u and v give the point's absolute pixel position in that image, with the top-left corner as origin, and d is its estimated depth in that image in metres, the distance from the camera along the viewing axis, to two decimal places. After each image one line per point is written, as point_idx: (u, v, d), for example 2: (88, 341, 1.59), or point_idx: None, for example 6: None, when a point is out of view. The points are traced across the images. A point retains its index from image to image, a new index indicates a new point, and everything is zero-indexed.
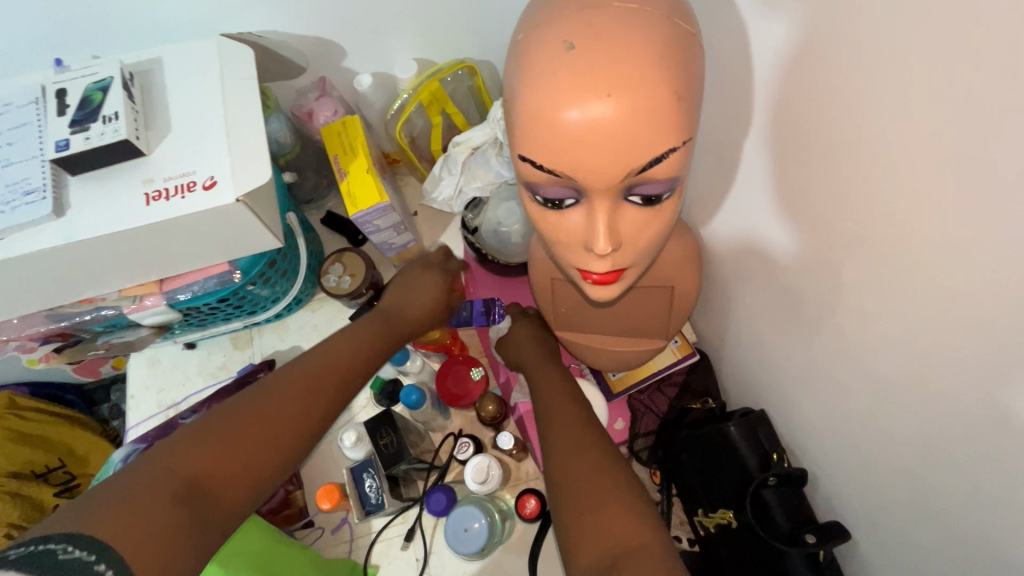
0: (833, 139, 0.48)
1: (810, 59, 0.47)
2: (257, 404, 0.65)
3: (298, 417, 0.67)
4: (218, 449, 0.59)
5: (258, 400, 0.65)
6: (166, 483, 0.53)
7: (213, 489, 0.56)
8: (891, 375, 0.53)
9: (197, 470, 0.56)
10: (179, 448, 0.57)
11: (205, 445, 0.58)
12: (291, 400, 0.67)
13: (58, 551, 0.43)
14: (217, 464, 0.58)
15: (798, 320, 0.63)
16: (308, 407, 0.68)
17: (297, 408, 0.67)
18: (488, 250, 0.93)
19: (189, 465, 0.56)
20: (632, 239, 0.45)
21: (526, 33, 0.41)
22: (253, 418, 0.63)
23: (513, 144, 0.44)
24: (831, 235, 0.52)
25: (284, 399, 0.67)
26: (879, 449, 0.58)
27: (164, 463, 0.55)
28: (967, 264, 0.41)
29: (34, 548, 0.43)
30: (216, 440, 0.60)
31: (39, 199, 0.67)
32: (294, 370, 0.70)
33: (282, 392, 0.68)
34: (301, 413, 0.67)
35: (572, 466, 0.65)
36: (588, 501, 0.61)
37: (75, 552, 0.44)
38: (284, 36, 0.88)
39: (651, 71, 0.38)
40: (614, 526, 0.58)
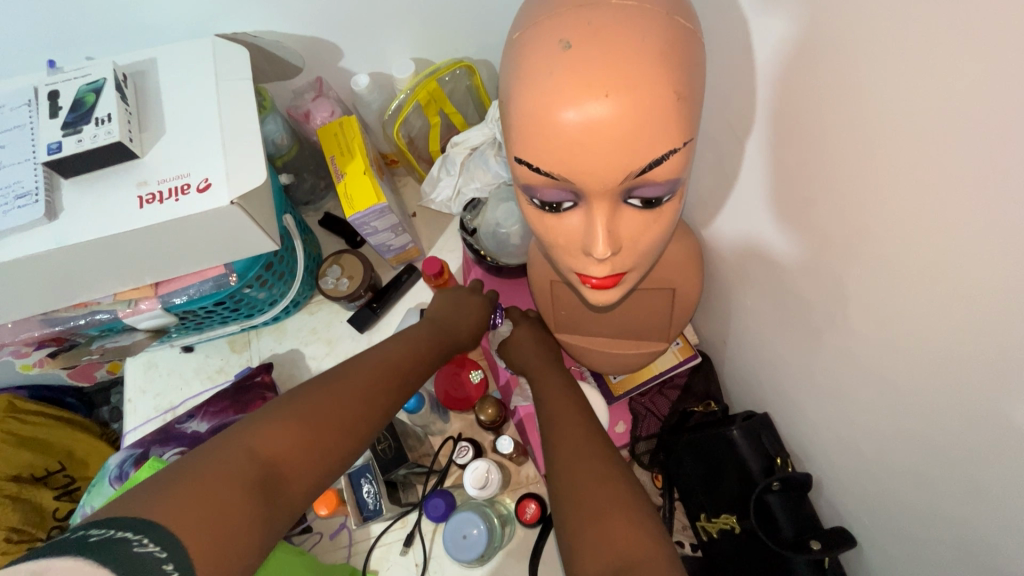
0: (835, 139, 0.46)
1: (810, 56, 0.46)
2: (330, 393, 0.60)
3: (373, 410, 0.62)
4: (296, 438, 0.54)
5: (331, 390, 0.61)
6: (246, 469, 0.49)
7: (284, 480, 0.51)
8: (895, 379, 0.52)
9: (273, 455, 0.52)
10: (261, 432, 0.52)
11: (282, 431, 0.53)
12: (367, 392, 0.63)
13: (132, 542, 0.39)
14: (291, 452, 0.53)
15: (801, 322, 0.62)
16: (378, 398, 0.64)
17: (372, 401, 0.62)
18: (487, 252, 0.91)
19: (263, 451, 0.51)
20: (631, 243, 0.44)
21: (523, 31, 0.40)
22: (327, 407, 0.58)
23: (509, 146, 0.43)
24: (834, 237, 0.51)
25: (354, 392, 0.62)
26: (883, 454, 0.57)
27: (246, 446, 0.51)
28: (972, 267, 0.40)
29: (109, 533, 0.39)
30: (291, 425, 0.55)
31: (31, 203, 0.66)
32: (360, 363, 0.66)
33: (364, 385, 0.63)
34: (376, 408, 0.62)
35: (574, 476, 0.64)
36: (590, 511, 0.60)
37: (148, 545, 0.40)
38: (280, 36, 0.87)
39: (650, 69, 0.37)
40: (614, 537, 0.57)
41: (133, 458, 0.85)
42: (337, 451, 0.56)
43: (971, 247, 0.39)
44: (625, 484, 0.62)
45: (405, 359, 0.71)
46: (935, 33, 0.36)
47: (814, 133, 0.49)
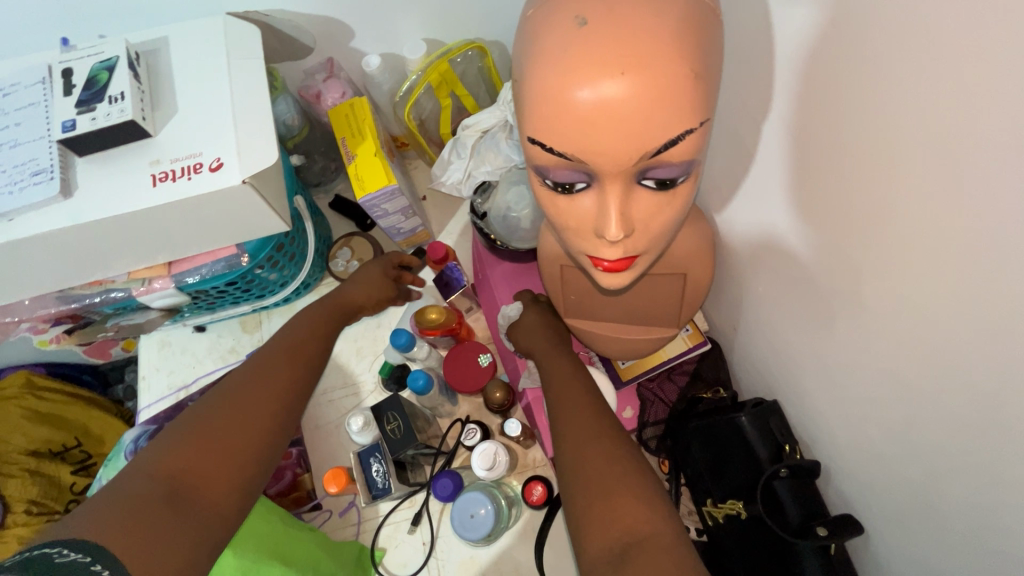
0: (849, 123, 0.46)
1: (827, 38, 0.45)
2: (230, 397, 0.63)
3: (272, 404, 0.65)
4: (198, 448, 0.57)
5: (230, 394, 0.64)
6: (150, 487, 0.52)
7: (199, 483, 0.55)
8: (906, 367, 0.51)
9: (180, 469, 0.55)
10: (161, 449, 0.56)
11: (188, 442, 0.57)
12: (266, 391, 0.65)
13: (53, 555, 0.44)
14: (199, 463, 0.56)
15: (812, 310, 0.61)
16: (279, 396, 0.66)
17: (272, 396, 0.65)
18: (496, 236, 0.88)
19: (171, 463, 0.55)
20: (644, 225, 0.43)
21: (536, 9, 0.40)
22: (229, 412, 0.61)
23: (522, 126, 0.42)
24: (846, 223, 0.50)
25: (252, 393, 0.64)
26: (896, 445, 0.56)
27: (146, 467, 0.54)
28: (996, 256, 0.38)
29: (31, 554, 0.44)
30: (198, 435, 0.58)
31: (47, 179, 0.67)
32: (274, 360, 0.70)
33: (257, 381, 0.66)
34: (275, 401, 0.65)
35: (581, 462, 0.63)
36: (598, 492, 0.60)
37: (71, 554, 0.45)
38: (292, 15, 0.86)
39: (668, 47, 0.36)
40: (622, 518, 0.57)
41: (148, 432, 0.86)
42: (245, 445, 0.60)
43: (987, 237, 0.38)
44: (632, 466, 0.62)
45: None
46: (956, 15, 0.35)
47: (830, 119, 0.48)
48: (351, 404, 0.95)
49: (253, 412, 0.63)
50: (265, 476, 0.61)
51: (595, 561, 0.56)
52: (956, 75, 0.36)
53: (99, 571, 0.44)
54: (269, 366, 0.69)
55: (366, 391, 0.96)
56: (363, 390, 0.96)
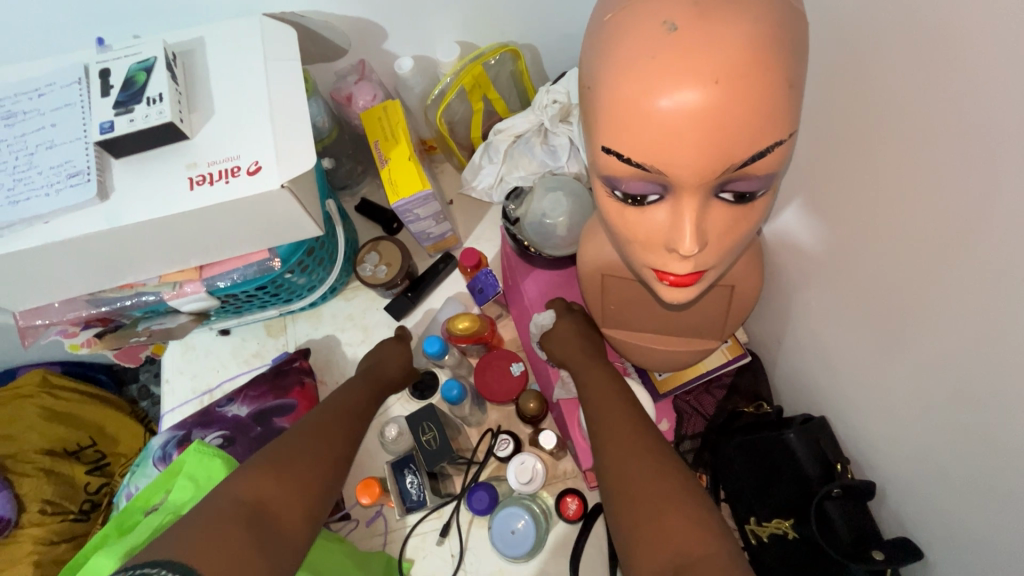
0: (933, 134, 0.44)
1: (920, 42, 0.43)
2: (298, 437, 0.64)
3: (335, 446, 0.66)
4: (274, 480, 0.57)
5: (297, 435, 0.65)
6: (233, 510, 0.51)
7: (274, 513, 0.54)
8: (972, 389, 0.49)
9: (256, 497, 0.54)
10: (243, 476, 0.56)
11: (267, 473, 0.57)
12: (330, 433, 0.67)
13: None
14: (273, 492, 0.56)
15: (870, 325, 0.59)
16: (340, 439, 0.67)
17: (335, 439, 0.67)
18: (529, 243, 0.85)
19: (252, 490, 0.54)
20: (718, 240, 0.41)
21: (615, 14, 0.38)
22: (297, 448, 0.62)
23: (594, 135, 0.41)
24: (920, 239, 0.49)
25: (315, 435, 0.65)
26: (957, 470, 0.54)
27: (231, 491, 0.54)
28: None
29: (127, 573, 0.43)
30: (273, 467, 0.58)
31: (84, 181, 0.66)
32: (330, 407, 0.72)
33: (322, 427, 0.67)
34: (336, 442, 0.67)
35: (626, 482, 0.59)
36: (646, 511, 0.55)
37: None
38: (328, 16, 0.85)
39: (762, 57, 0.35)
40: (672, 536, 0.52)
41: (176, 440, 0.87)
42: (313, 479, 0.60)
43: None
44: (676, 482, 0.57)
45: None
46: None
47: (912, 129, 0.46)
48: (378, 412, 0.93)
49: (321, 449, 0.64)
50: (325, 503, 0.61)
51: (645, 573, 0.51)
52: None
53: None
54: (329, 413, 0.71)
55: (393, 399, 0.94)
56: (390, 398, 0.94)
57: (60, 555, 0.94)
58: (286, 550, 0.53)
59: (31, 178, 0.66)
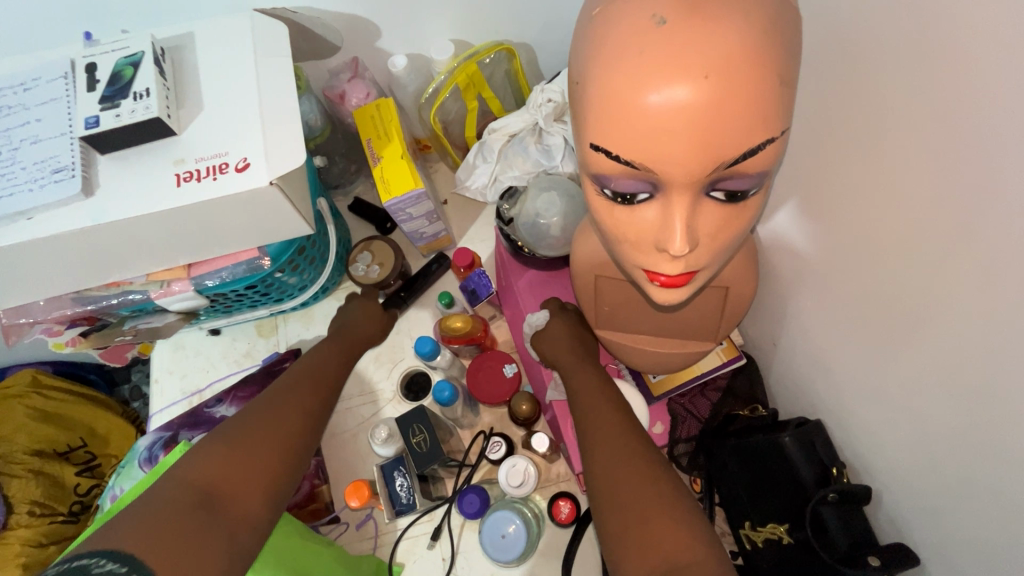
0: (929, 131, 0.43)
1: (919, 38, 0.42)
2: (258, 406, 0.62)
3: (300, 410, 0.64)
4: (225, 459, 0.55)
5: (259, 403, 0.63)
6: (184, 495, 0.51)
7: (228, 494, 0.53)
8: (969, 391, 0.48)
9: (209, 478, 0.53)
10: (195, 458, 0.55)
11: (222, 451, 0.56)
12: (291, 396, 0.65)
13: (92, 566, 0.44)
14: (229, 471, 0.55)
15: (866, 328, 0.58)
16: (307, 403, 0.66)
17: (297, 401, 0.65)
18: (523, 243, 0.84)
19: (203, 472, 0.54)
20: (710, 240, 0.40)
21: (604, 8, 0.37)
22: (252, 420, 0.60)
23: (582, 132, 0.40)
24: (917, 239, 0.48)
25: (276, 403, 0.63)
26: (955, 476, 0.53)
27: (181, 476, 0.53)
28: None
29: (69, 564, 0.44)
30: (231, 445, 0.57)
31: (68, 177, 0.65)
32: (296, 371, 0.70)
33: (285, 395, 0.65)
34: (302, 404, 0.65)
35: (610, 476, 0.57)
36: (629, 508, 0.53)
37: (109, 564, 0.44)
38: (320, 12, 0.84)
39: (757, 51, 0.34)
40: (662, 542, 0.50)
41: (162, 441, 0.86)
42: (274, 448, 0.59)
43: None
44: (665, 485, 0.55)
45: None
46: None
47: (909, 127, 0.45)
48: (369, 414, 0.92)
49: (283, 417, 0.62)
50: (294, 471, 0.60)
51: None
52: None
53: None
54: (299, 380, 0.68)
55: (384, 400, 0.93)
56: (382, 399, 0.93)
57: (48, 558, 0.92)
58: (250, 532, 0.53)
59: (14, 173, 0.65)
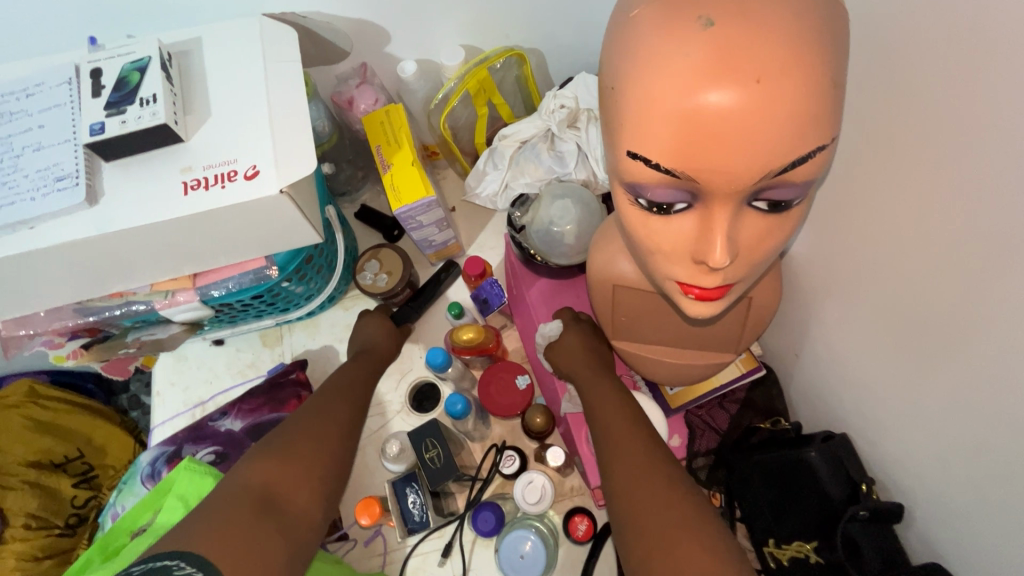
0: (969, 139, 0.42)
1: (959, 43, 0.40)
2: (306, 414, 0.63)
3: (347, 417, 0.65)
4: (281, 463, 0.56)
5: (306, 412, 0.64)
6: (245, 497, 0.51)
7: (286, 497, 0.54)
8: (1010, 407, 0.46)
9: (267, 481, 0.54)
10: (253, 461, 0.55)
11: (277, 456, 0.56)
12: (333, 406, 0.66)
13: (172, 567, 0.43)
14: (284, 475, 0.55)
15: (896, 342, 0.56)
16: (351, 410, 0.67)
17: (341, 410, 0.65)
18: (535, 251, 0.82)
19: (262, 475, 0.54)
20: (750, 251, 0.39)
21: (641, 9, 0.35)
22: (302, 428, 0.61)
23: (616, 139, 0.38)
24: (956, 249, 0.46)
25: (324, 411, 0.64)
26: (990, 494, 0.51)
27: (241, 478, 0.53)
28: None
29: (152, 564, 0.44)
30: (286, 450, 0.57)
31: (72, 185, 0.63)
32: (332, 382, 0.71)
33: (330, 402, 0.66)
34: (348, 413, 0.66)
35: (634, 496, 0.54)
36: (652, 533, 0.51)
37: (187, 567, 0.44)
38: (330, 17, 0.82)
39: (807, 56, 0.32)
40: (690, 568, 0.47)
41: (166, 456, 0.84)
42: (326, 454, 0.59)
43: None
44: (690, 506, 0.52)
45: None
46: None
47: (947, 135, 0.43)
48: (377, 426, 0.90)
49: (329, 426, 0.62)
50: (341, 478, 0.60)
51: None
52: None
53: None
54: (336, 391, 0.69)
55: (393, 412, 0.91)
56: (390, 411, 0.91)
57: (43, 573, 0.90)
58: (307, 537, 0.53)
59: (17, 181, 0.63)
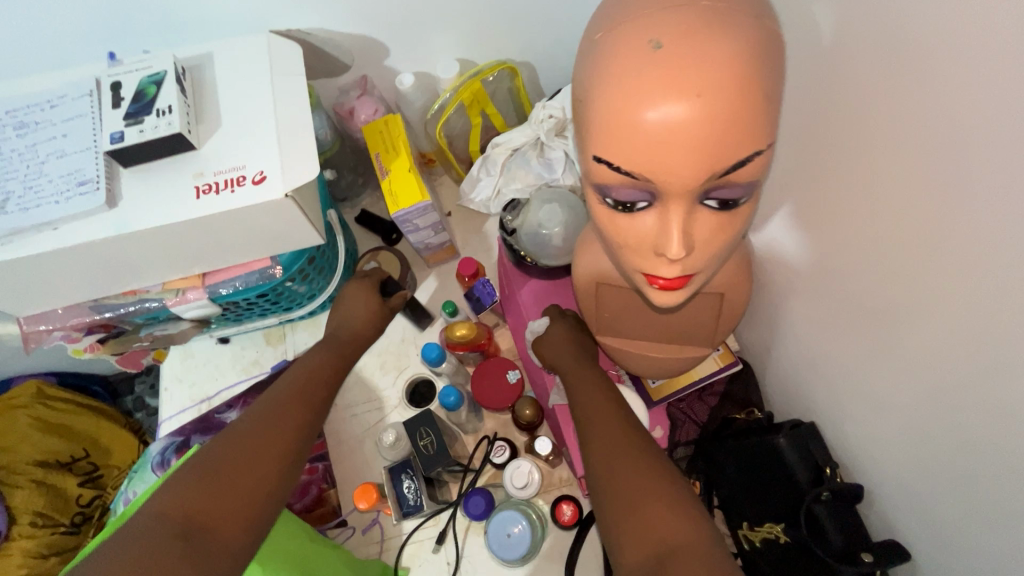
0: (904, 144, 0.47)
1: (890, 61, 0.46)
2: (241, 431, 0.62)
3: (287, 430, 0.64)
4: (206, 487, 0.55)
5: (241, 428, 0.62)
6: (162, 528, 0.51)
7: (210, 523, 0.53)
8: (950, 385, 0.51)
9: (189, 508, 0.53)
10: (180, 484, 0.55)
11: (203, 481, 0.55)
12: (272, 420, 0.64)
13: None
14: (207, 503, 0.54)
15: (855, 332, 0.61)
16: (292, 420, 0.65)
17: (279, 424, 0.64)
18: (526, 252, 0.87)
19: (182, 503, 0.53)
20: (704, 245, 0.44)
21: (605, 33, 0.40)
22: (240, 444, 0.60)
23: (585, 145, 0.43)
24: (899, 245, 0.51)
25: (259, 428, 0.62)
26: (940, 469, 0.56)
27: (162, 506, 0.53)
28: None
29: None
30: (217, 471, 0.57)
31: (93, 189, 0.68)
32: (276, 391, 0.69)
33: (276, 409, 0.65)
34: (290, 426, 0.64)
35: (611, 474, 0.58)
36: (628, 505, 0.54)
37: None
38: (333, 34, 0.88)
39: (744, 73, 0.37)
40: (657, 533, 0.52)
41: (174, 445, 0.87)
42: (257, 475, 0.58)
43: None
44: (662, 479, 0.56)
45: None
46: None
47: (886, 141, 0.48)
48: (375, 419, 0.94)
49: (265, 440, 0.61)
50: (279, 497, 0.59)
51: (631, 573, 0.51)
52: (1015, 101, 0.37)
53: None
54: (289, 402, 0.67)
55: (390, 406, 0.95)
56: (387, 405, 0.95)
57: (49, 569, 0.94)
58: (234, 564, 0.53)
59: (41, 186, 0.68)
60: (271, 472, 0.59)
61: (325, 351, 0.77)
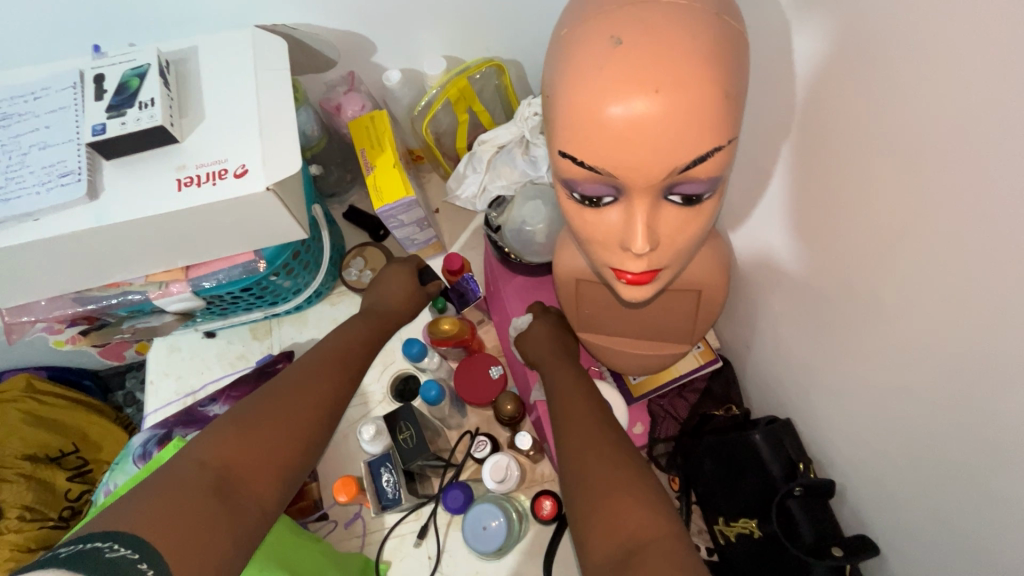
0: (870, 143, 0.47)
1: (857, 61, 0.46)
2: (258, 405, 0.62)
3: (317, 403, 0.66)
4: (232, 444, 0.57)
5: (254, 404, 0.62)
6: (199, 478, 0.53)
7: (243, 478, 0.56)
8: (914, 381, 0.52)
9: (224, 461, 0.56)
10: (209, 440, 0.57)
11: (238, 435, 0.58)
12: (290, 396, 0.65)
13: (104, 549, 0.44)
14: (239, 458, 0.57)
15: (827, 328, 0.62)
16: (317, 392, 0.67)
17: (312, 396, 0.66)
18: (510, 250, 0.87)
19: (220, 454, 0.56)
20: (669, 239, 0.44)
21: (571, 28, 0.41)
22: (257, 413, 0.61)
23: (552, 140, 0.43)
24: (866, 242, 0.52)
25: (276, 404, 0.63)
26: (905, 463, 0.57)
27: (195, 456, 0.55)
28: (1002, 268, 0.40)
29: (80, 546, 0.43)
30: (241, 429, 0.59)
31: (74, 181, 0.68)
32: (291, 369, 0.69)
33: (302, 382, 0.67)
34: (320, 399, 0.66)
35: (585, 467, 0.59)
36: (599, 495, 0.55)
37: (120, 550, 0.45)
38: (319, 29, 0.88)
39: (705, 70, 0.38)
40: (625, 525, 0.52)
41: (156, 437, 0.89)
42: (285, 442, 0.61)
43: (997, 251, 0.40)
44: (633, 471, 0.57)
45: (348, 354, 0.75)
46: (1001, 36, 0.35)
47: (853, 139, 0.49)
48: (359, 413, 0.95)
49: (292, 411, 0.63)
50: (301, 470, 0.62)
51: (597, 568, 0.51)
52: (971, 100, 0.38)
53: (148, 570, 0.45)
54: (314, 373, 0.69)
55: (375, 401, 0.96)
56: (372, 400, 0.96)
57: None
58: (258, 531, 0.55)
59: (23, 177, 0.68)
60: (287, 447, 0.61)
61: (341, 330, 0.79)
